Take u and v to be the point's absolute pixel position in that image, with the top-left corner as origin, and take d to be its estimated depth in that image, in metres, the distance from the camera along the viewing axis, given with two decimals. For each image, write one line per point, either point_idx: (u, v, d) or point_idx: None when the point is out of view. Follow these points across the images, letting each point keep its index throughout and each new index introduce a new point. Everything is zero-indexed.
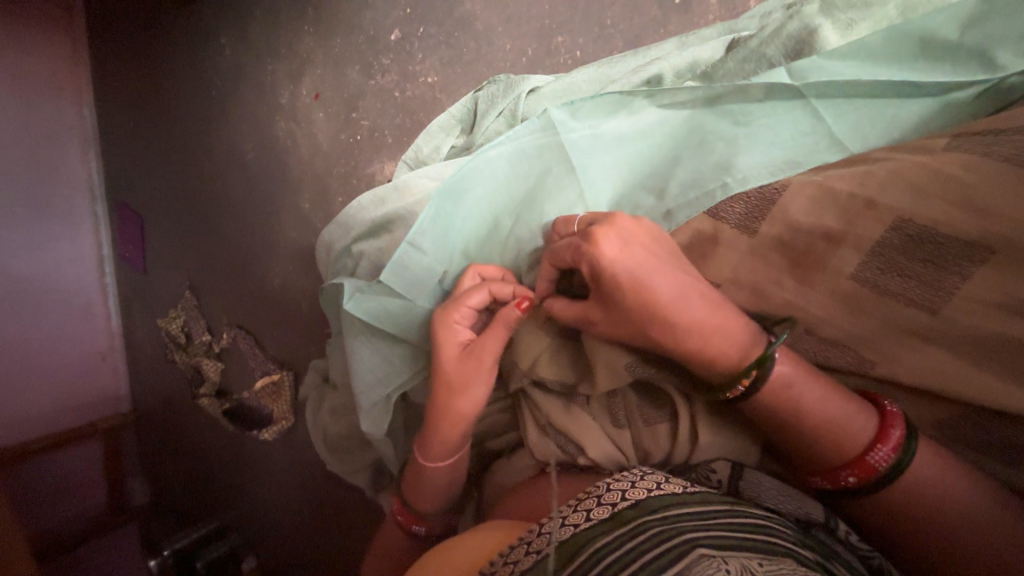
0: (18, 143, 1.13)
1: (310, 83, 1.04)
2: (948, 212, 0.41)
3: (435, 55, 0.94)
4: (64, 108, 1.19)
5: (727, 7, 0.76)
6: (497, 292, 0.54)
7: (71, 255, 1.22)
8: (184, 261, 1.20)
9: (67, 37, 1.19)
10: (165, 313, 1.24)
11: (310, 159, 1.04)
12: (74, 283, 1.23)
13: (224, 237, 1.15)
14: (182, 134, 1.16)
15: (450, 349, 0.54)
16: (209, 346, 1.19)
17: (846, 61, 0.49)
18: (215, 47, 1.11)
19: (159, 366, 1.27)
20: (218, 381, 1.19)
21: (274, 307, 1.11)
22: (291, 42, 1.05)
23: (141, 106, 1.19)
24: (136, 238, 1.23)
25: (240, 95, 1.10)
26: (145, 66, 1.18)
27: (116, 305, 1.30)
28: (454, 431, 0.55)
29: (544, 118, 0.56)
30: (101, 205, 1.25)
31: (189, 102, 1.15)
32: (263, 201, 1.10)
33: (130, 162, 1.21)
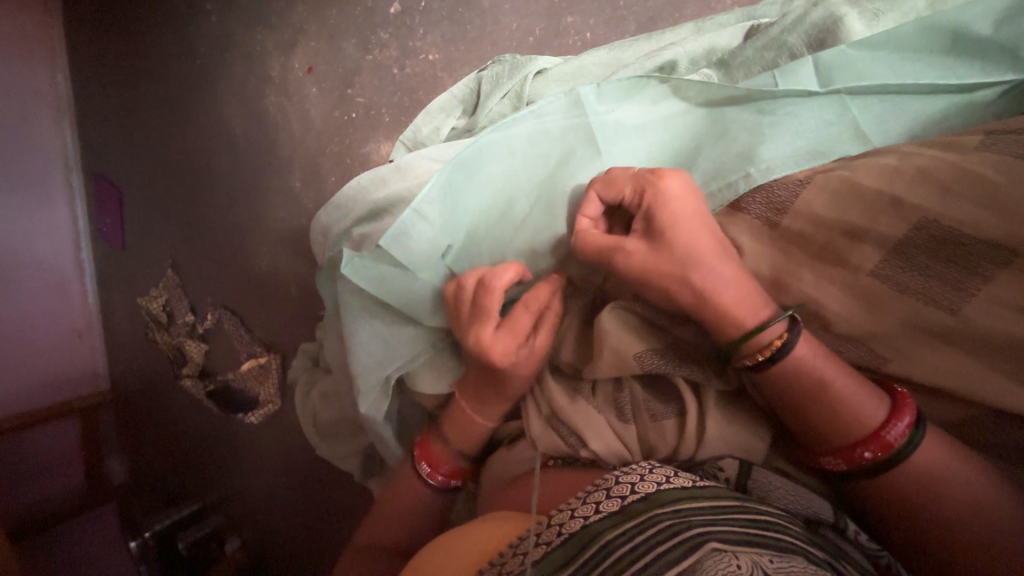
0: None
1: (303, 56, 0.99)
2: (974, 213, 0.41)
3: (438, 31, 0.90)
4: (35, 72, 1.12)
5: None
6: (539, 306, 0.53)
7: (45, 228, 1.16)
8: (166, 238, 1.15)
9: None
10: (146, 291, 1.19)
11: (302, 136, 1.00)
12: (48, 257, 1.17)
13: (210, 214, 1.10)
14: (163, 105, 1.10)
15: (525, 372, 0.54)
16: (192, 327, 1.15)
17: (875, 52, 0.50)
18: (201, 13, 1.05)
19: (139, 347, 1.22)
20: (201, 363, 1.16)
21: (261, 289, 1.08)
22: (284, 12, 1.00)
23: (120, 73, 1.12)
24: (115, 213, 1.18)
25: (228, 66, 1.05)
26: (124, 31, 1.11)
27: (92, 282, 1.24)
28: (499, 406, 0.58)
29: (572, 95, 0.54)
30: (75, 175, 1.19)
31: (171, 71, 1.09)
32: (251, 178, 1.05)
33: (106, 132, 1.15)
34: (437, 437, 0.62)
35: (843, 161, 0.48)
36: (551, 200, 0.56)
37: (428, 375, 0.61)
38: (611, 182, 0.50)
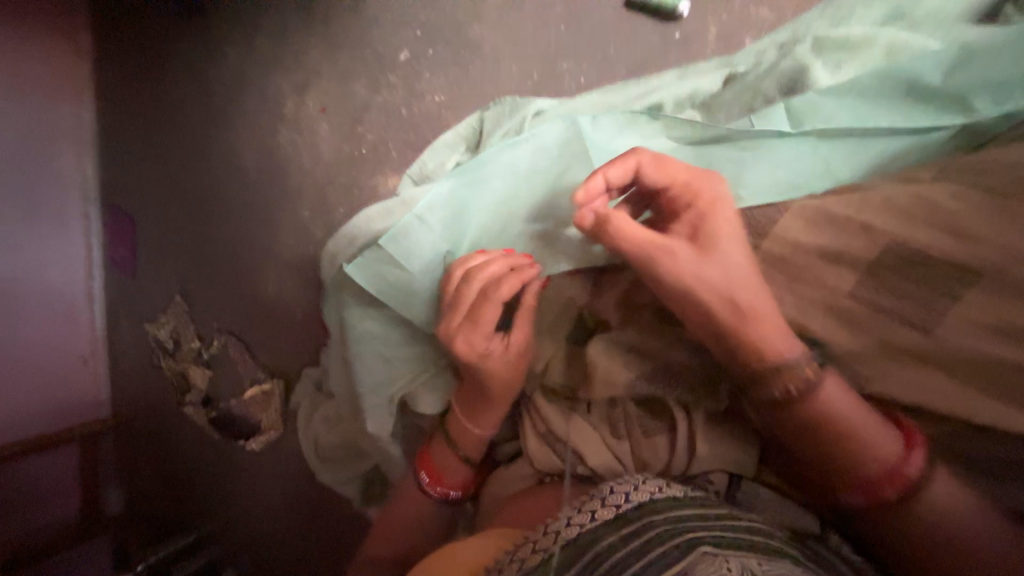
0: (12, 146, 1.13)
1: (316, 95, 1.06)
2: (937, 237, 0.44)
3: (442, 74, 0.97)
4: (61, 111, 1.18)
5: (724, 43, 0.81)
6: (503, 297, 0.55)
7: (59, 256, 1.21)
8: (176, 266, 1.20)
9: (66, 37, 1.17)
10: (154, 317, 1.23)
11: (312, 169, 1.07)
12: (61, 285, 1.21)
13: (222, 243, 1.15)
14: (178, 139, 1.17)
15: (497, 367, 0.58)
16: (198, 352, 1.18)
17: (841, 100, 0.54)
18: (217, 54, 1.13)
19: (142, 373, 1.25)
20: (205, 389, 1.18)
21: (267, 315, 1.12)
22: (298, 55, 1.07)
23: (137, 110, 1.19)
24: (129, 243, 1.23)
25: (243, 103, 1.12)
26: (144, 72, 1.18)
27: (101, 309, 1.27)
28: (483, 408, 0.61)
29: (568, 121, 0.62)
30: (93, 207, 1.24)
31: (190, 109, 1.16)
32: (261, 208, 1.11)
33: (125, 166, 1.21)
34: (438, 454, 0.65)
35: (815, 193, 0.52)
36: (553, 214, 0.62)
37: (430, 397, 0.67)
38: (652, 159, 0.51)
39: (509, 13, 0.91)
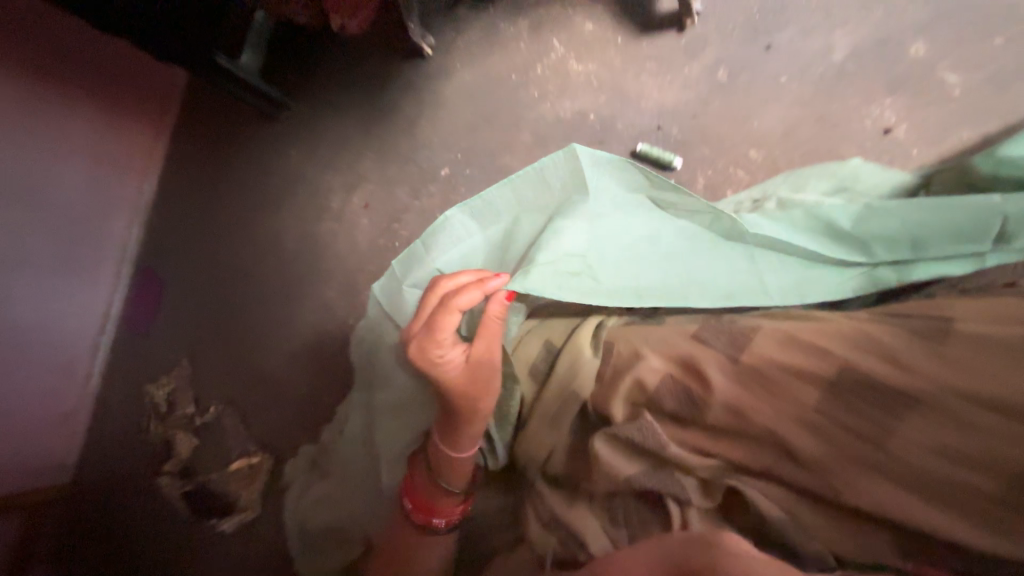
0: (77, 205, 1.28)
1: (361, 195, 1.31)
2: (882, 366, 0.52)
3: (476, 190, 1.16)
4: (128, 184, 1.41)
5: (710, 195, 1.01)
6: (461, 304, 0.68)
7: (81, 308, 1.35)
8: (189, 332, 1.41)
9: (154, 128, 1.44)
10: (153, 379, 1.41)
11: (347, 255, 1.31)
12: (72, 337, 1.35)
13: (240, 328, 1.39)
14: (226, 216, 1.43)
15: (460, 371, 0.69)
16: (189, 420, 1.38)
17: (791, 239, 0.74)
18: (283, 155, 1.41)
19: (128, 435, 1.40)
20: (185, 459, 1.36)
21: (274, 388, 1.35)
22: (352, 162, 1.33)
23: (196, 188, 1.45)
24: (150, 303, 1.44)
25: (296, 194, 1.38)
26: (215, 162, 1.45)
27: (99, 362, 1.43)
28: (463, 419, 0.71)
29: (568, 150, 0.78)
30: (124, 267, 1.44)
31: (242, 195, 1.43)
32: (290, 285, 1.35)
33: (168, 236, 1.45)
34: (432, 497, 0.76)
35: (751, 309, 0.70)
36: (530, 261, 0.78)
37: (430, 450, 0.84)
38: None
39: (536, 150, 1.11)
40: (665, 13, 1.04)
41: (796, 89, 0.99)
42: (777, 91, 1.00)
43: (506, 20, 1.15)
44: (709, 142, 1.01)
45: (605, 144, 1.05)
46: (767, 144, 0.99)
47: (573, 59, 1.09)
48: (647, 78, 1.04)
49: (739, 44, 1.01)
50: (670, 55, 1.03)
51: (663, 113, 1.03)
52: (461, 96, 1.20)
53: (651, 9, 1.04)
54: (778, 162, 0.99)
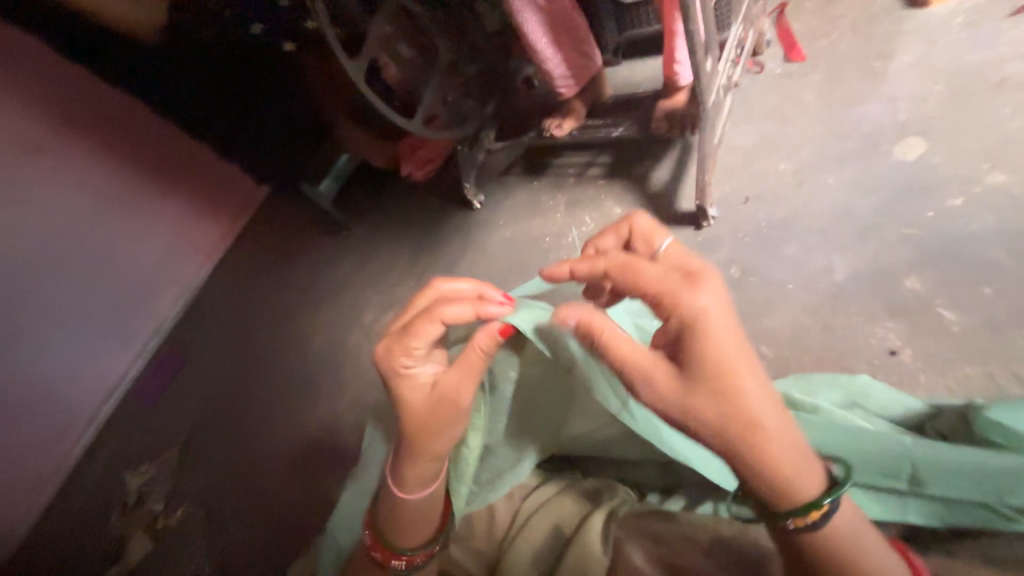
0: (135, 279, 1.68)
1: (392, 315, 1.40)
2: None
3: None
4: (190, 268, 1.79)
5: None
6: (445, 317, 0.62)
7: (105, 370, 1.64)
8: (182, 423, 1.51)
9: (227, 224, 1.85)
10: (134, 467, 1.48)
11: (364, 370, 1.36)
12: (88, 399, 1.61)
13: (238, 428, 1.42)
14: (262, 317, 1.59)
15: (424, 387, 0.63)
16: (152, 517, 1.35)
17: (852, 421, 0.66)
18: (333, 269, 1.58)
19: (89, 519, 1.43)
20: (131, 560, 1.30)
21: (250, 496, 1.31)
22: (392, 283, 1.46)
23: (242, 288, 1.68)
24: (160, 384, 1.62)
25: (333, 305, 1.51)
26: (267, 269, 1.67)
27: (96, 429, 1.61)
28: (411, 442, 0.63)
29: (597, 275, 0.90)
30: (155, 341, 1.71)
31: (284, 301, 1.59)
32: (301, 387, 1.41)
33: (203, 325, 1.68)
34: (390, 534, 0.66)
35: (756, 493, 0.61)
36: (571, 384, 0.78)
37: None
38: (637, 223, 0.58)
39: None
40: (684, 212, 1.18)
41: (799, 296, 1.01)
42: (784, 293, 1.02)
43: (548, 195, 1.36)
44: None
45: None
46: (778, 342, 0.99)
47: None
48: None
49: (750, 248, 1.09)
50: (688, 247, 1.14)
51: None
52: (500, 249, 1.35)
53: (674, 206, 1.19)
54: (790, 361, 0.96)
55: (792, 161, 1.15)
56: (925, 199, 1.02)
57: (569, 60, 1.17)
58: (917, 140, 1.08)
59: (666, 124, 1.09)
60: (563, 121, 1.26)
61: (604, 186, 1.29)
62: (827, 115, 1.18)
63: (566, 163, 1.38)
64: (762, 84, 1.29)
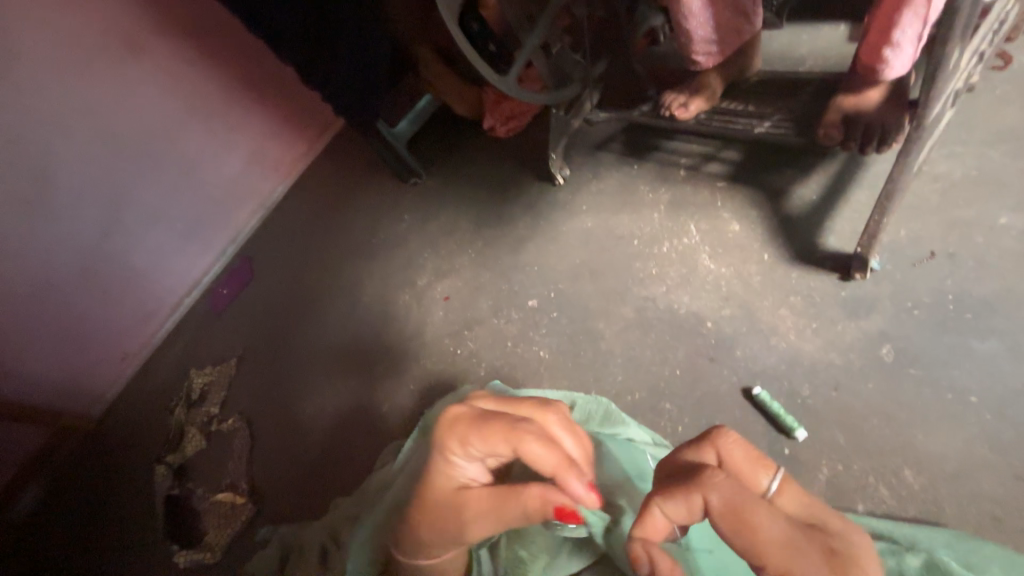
0: (218, 186, 1.52)
1: (446, 288, 1.27)
2: None
3: (556, 341, 1.06)
4: (267, 181, 1.62)
5: (837, 483, 0.78)
6: (523, 450, 0.54)
7: (182, 269, 1.52)
8: (240, 337, 1.44)
9: (308, 142, 1.68)
10: (201, 367, 1.44)
11: (410, 337, 1.24)
12: (164, 293, 1.51)
13: (288, 353, 1.36)
14: (328, 247, 1.50)
15: (472, 496, 0.58)
16: (207, 420, 1.33)
17: None
18: (396, 220, 1.46)
19: (157, 405, 1.42)
20: (187, 457, 1.30)
21: (290, 429, 1.25)
22: (452, 253, 1.32)
23: (316, 214, 1.58)
24: (234, 289, 1.52)
25: (391, 259, 1.40)
26: (339, 200, 1.58)
27: (171, 321, 1.54)
28: (426, 517, 0.61)
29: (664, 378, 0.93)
30: (231, 247, 1.59)
31: (346, 238, 1.49)
32: (348, 335, 1.32)
33: (276, 241, 1.57)
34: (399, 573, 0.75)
35: None
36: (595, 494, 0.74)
37: None
38: (733, 454, 0.48)
39: (634, 330, 1.00)
40: (830, 251, 0.94)
41: (988, 419, 0.76)
42: (959, 409, 0.78)
43: (648, 186, 1.15)
44: (847, 428, 0.81)
45: (714, 361, 0.92)
46: (933, 472, 0.76)
47: (706, 254, 1.01)
48: (784, 314, 0.92)
49: (918, 330, 0.84)
50: (823, 302, 0.90)
51: (794, 363, 0.88)
52: (576, 240, 1.16)
53: (816, 240, 0.95)
54: (944, 504, 0.74)
55: (1019, 213, 0.87)
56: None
57: (722, 17, 0.88)
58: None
59: (840, 130, 0.85)
60: (690, 100, 1.00)
61: (725, 193, 1.06)
62: None
63: (680, 151, 1.15)
64: (992, 94, 0.97)
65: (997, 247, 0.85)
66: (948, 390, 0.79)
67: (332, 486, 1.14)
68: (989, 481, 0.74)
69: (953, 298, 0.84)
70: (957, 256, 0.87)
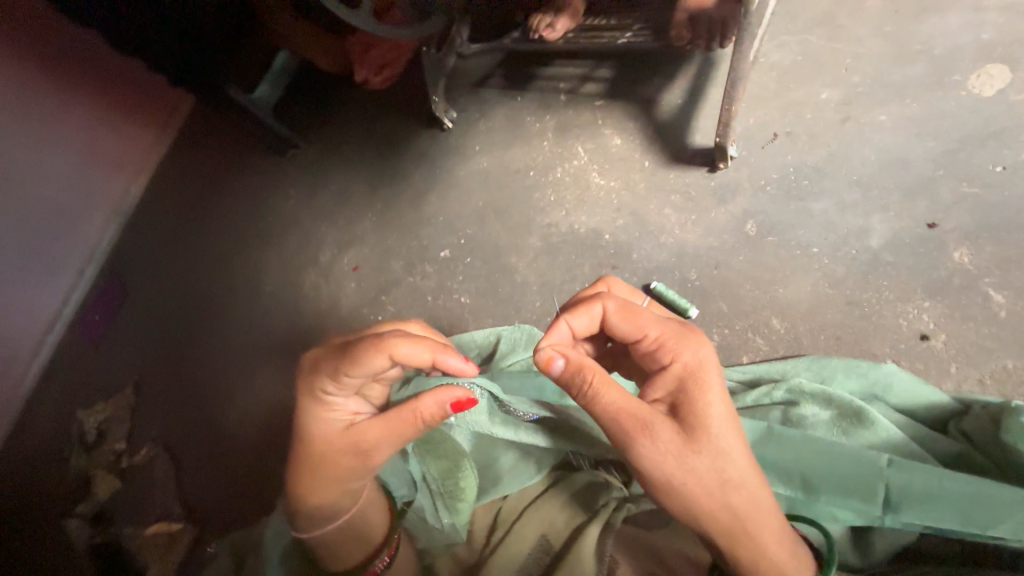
0: (53, 198, 1.26)
1: (353, 257, 1.21)
2: None
3: (474, 283, 1.07)
4: (115, 182, 1.39)
5: (729, 351, 0.90)
6: (396, 351, 0.57)
7: (32, 304, 1.25)
8: (138, 360, 1.25)
9: (154, 130, 1.45)
10: (89, 404, 1.23)
11: (325, 315, 1.18)
12: (16, 335, 1.24)
13: (194, 363, 1.23)
14: (212, 240, 1.34)
15: (363, 426, 0.62)
16: (116, 460, 1.16)
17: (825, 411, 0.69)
18: (283, 196, 1.33)
19: (46, 456, 1.19)
20: (101, 502, 1.12)
21: (216, 443, 1.15)
22: (350, 220, 1.24)
23: (187, 207, 1.39)
24: (108, 312, 1.31)
25: (286, 238, 1.29)
26: (211, 186, 1.40)
27: (39, 365, 1.28)
28: (315, 479, 0.63)
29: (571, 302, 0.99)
30: (91, 267, 1.35)
31: (232, 227, 1.33)
32: (259, 326, 1.22)
33: (147, 245, 1.37)
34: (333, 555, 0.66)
35: None
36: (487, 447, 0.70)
37: None
38: (613, 310, 0.60)
39: (544, 257, 1.04)
40: (698, 148, 1.03)
41: (829, 264, 0.92)
42: (809, 262, 0.93)
43: (533, 115, 1.15)
44: (729, 299, 0.93)
45: (617, 268, 0.99)
46: (793, 318, 0.90)
47: (596, 171, 1.06)
48: (668, 213, 1.00)
49: (772, 203, 0.97)
50: (699, 196, 1.00)
51: (682, 254, 0.97)
52: (475, 182, 1.15)
53: (685, 140, 1.04)
54: (803, 339, 0.89)
55: (837, 87, 1.01)
56: (992, 148, 0.91)
57: None
58: (997, 70, 0.95)
59: (688, 30, 0.92)
60: (556, 21, 1.00)
61: (603, 109, 1.11)
62: (891, 32, 1.02)
63: (557, 77, 1.16)
64: None
65: (823, 119, 0.99)
66: (798, 247, 0.94)
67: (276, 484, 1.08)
68: (834, 313, 0.89)
69: (795, 170, 0.98)
70: (795, 133, 1.00)
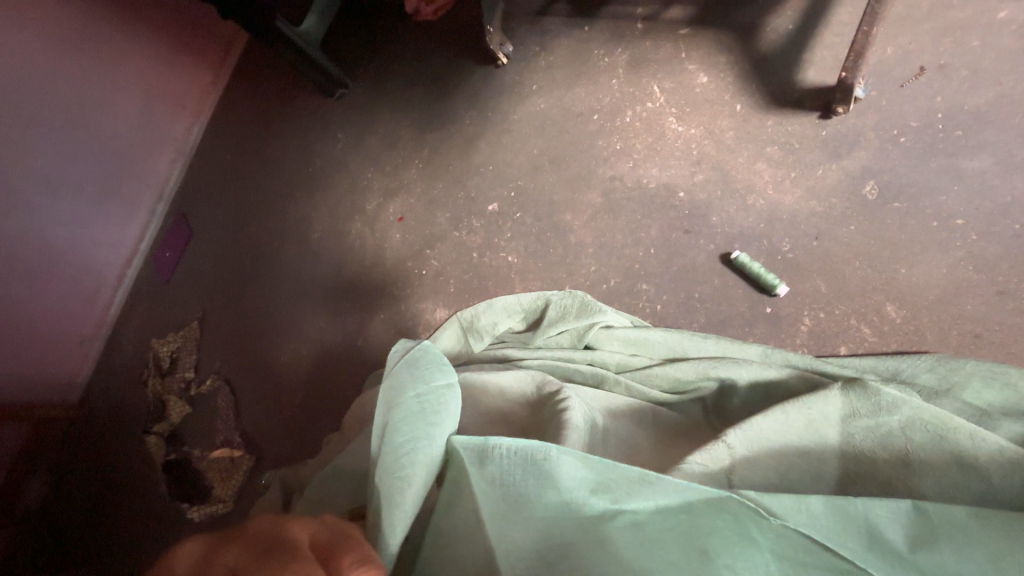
0: (125, 135, 1.27)
1: (398, 207, 1.15)
2: None
3: (524, 242, 0.99)
4: (178, 121, 1.38)
5: (816, 339, 0.78)
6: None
7: (111, 238, 1.30)
8: (201, 296, 1.30)
9: (213, 68, 1.42)
10: (162, 334, 1.31)
11: (371, 265, 1.15)
12: (98, 267, 1.30)
13: (250, 302, 1.26)
14: (263, 182, 1.33)
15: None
16: (185, 386, 1.24)
17: (905, 425, 0.55)
18: (330, 139, 1.28)
19: (128, 380, 1.29)
20: (176, 423, 1.22)
21: (272, 380, 1.19)
22: (398, 166, 1.18)
23: (241, 148, 1.37)
24: (177, 250, 1.35)
25: (333, 182, 1.25)
26: (263, 126, 1.37)
27: (121, 297, 1.35)
28: None
29: (631, 269, 0.89)
30: (161, 207, 1.39)
31: (283, 170, 1.31)
32: (308, 270, 1.22)
33: (206, 183, 1.38)
34: None
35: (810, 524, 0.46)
36: (516, 495, 0.47)
37: None
38: None
39: (604, 216, 0.93)
40: (808, 89, 0.85)
41: (974, 240, 0.75)
42: (934, 237, 0.76)
43: (602, 49, 1.00)
44: (828, 277, 0.79)
45: (690, 232, 0.87)
46: (915, 306, 0.75)
47: (674, 118, 0.92)
48: (762, 169, 0.85)
49: (902, 160, 0.79)
50: (801, 150, 0.84)
51: (774, 219, 0.83)
52: (532, 126, 1.03)
53: (789, 81, 0.86)
54: (916, 330, 0.75)
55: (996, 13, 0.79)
56: None
57: None
58: None
59: None
60: None
61: (689, 40, 0.94)
62: None
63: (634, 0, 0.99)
64: None
65: (993, 51, 0.79)
66: (934, 217, 0.77)
67: (325, 427, 1.11)
68: (974, 302, 0.74)
69: (943, 117, 0.79)
70: (950, 67, 0.80)
